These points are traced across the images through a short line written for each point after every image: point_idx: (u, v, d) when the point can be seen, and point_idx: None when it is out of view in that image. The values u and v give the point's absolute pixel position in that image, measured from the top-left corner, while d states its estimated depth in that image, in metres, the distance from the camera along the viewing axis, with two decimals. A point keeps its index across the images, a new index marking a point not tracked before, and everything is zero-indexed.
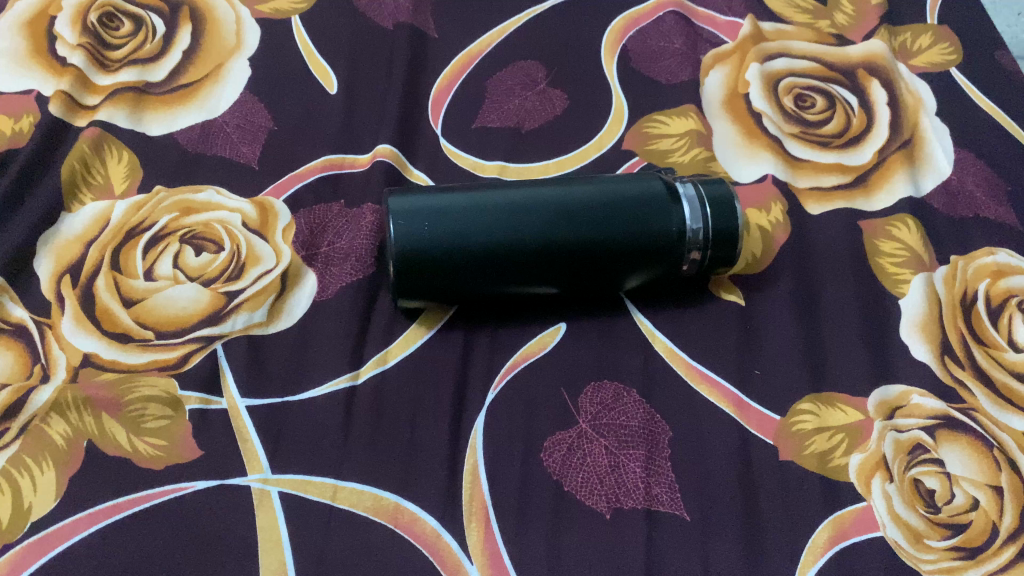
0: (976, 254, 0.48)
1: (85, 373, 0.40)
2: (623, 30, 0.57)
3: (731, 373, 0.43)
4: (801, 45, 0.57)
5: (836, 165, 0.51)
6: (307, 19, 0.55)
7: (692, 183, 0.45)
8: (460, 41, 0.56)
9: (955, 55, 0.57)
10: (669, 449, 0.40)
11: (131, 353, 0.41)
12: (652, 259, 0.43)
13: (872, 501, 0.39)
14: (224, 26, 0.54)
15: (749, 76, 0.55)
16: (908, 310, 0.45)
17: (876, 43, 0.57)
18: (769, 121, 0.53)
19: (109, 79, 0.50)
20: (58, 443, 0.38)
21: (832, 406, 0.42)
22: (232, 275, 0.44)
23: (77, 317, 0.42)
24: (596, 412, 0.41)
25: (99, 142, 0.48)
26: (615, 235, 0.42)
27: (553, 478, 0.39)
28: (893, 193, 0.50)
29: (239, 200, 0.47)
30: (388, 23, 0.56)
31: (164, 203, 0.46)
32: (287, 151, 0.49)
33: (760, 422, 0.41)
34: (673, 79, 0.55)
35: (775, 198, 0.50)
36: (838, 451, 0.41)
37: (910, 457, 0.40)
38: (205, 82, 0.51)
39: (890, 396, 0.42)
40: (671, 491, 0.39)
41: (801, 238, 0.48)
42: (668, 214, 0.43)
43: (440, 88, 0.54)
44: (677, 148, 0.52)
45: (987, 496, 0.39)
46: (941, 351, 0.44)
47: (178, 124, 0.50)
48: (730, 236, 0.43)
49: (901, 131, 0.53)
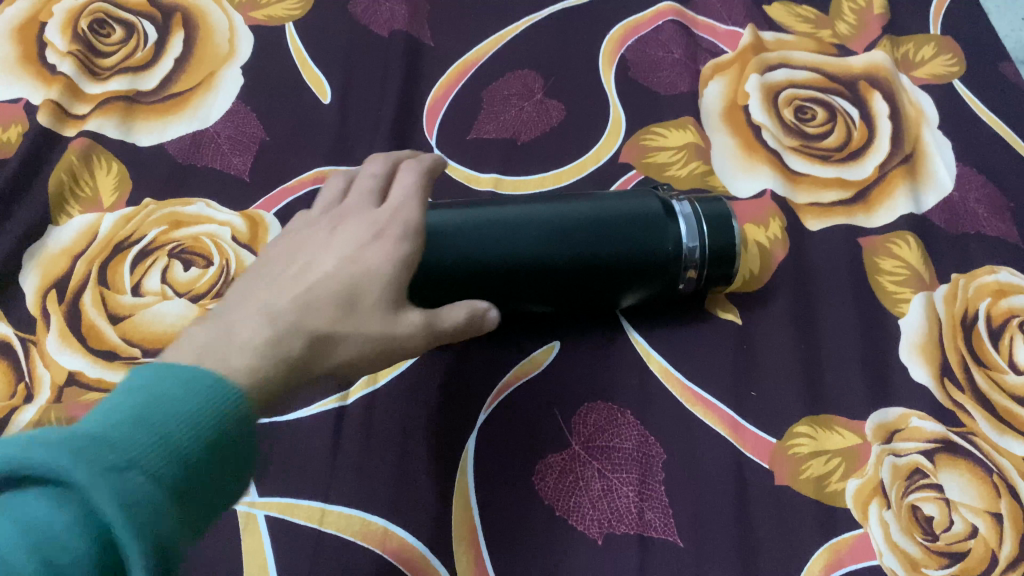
0: (977, 272, 0.47)
1: (69, 393, 0.40)
2: (621, 39, 0.56)
3: (728, 395, 0.42)
4: (802, 55, 0.56)
5: (836, 179, 0.50)
6: (301, 27, 0.55)
7: (689, 201, 0.44)
8: (456, 49, 0.55)
9: (957, 66, 0.56)
10: (663, 473, 0.40)
11: (117, 371, 0.40)
12: (648, 279, 0.42)
13: (868, 528, 0.39)
14: (217, 34, 0.53)
15: (749, 88, 0.54)
16: (908, 329, 0.45)
17: (878, 54, 0.56)
18: (768, 134, 0.52)
19: (98, 88, 0.50)
20: None
21: (829, 429, 0.41)
22: (221, 291, 0.43)
23: (63, 333, 0.41)
24: (590, 434, 0.41)
25: (88, 153, 0.48)
26: (612, 254, 0.41)
27: (545, 502, 0.39)
28: (894, 210, 0.49)
29: (229, 212, 0.46)
30: (383, 31, 0.55)
31: (153, 216, 0.45)
32: (279, 162, 0.49)
33: (756, 446, 0.41)
34: (672, 90, 0.54)
35: (773, 213, 0.49)
36: (835, 476, 0.40)
37: (908, 483, 0.40)
38: (196, 90, 0.51)
39: (888, 420, 0.42)
40: (665, 517, 0.38)
41: (798, 255, 0.47)
42: (665, 231, 0.42)
43: (435, 98, 0.53)
44: (674, 162, 0.51)
45: (987, 523, 0.39)
46: (941, 372, 0.43)
47: (169, 134, 0.49)
48: (727, 254, 0.43)
49: (903, 145, 0.52)
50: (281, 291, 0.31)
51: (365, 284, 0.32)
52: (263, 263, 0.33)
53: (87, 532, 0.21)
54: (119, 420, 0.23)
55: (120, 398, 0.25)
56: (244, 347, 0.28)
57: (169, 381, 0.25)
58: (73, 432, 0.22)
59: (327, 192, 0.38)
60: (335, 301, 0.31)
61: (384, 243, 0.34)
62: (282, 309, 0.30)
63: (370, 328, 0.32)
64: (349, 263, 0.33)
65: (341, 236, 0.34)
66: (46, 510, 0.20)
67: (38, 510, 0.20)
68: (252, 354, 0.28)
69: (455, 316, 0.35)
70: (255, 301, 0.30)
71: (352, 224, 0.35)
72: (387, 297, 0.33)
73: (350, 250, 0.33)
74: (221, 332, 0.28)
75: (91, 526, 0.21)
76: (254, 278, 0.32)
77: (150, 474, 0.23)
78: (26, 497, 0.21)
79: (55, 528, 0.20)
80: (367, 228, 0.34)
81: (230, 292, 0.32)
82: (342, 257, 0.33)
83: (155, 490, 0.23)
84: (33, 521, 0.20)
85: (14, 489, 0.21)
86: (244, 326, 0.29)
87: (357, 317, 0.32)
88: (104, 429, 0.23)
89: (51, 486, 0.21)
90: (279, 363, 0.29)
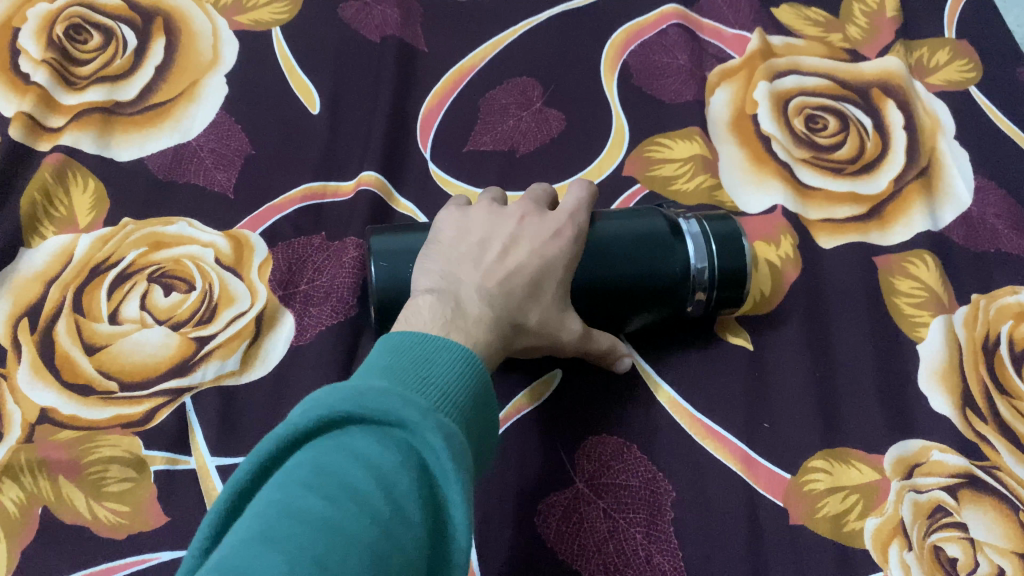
0: (998, 293, 0.45)
1: (40, 432, 0.37)
2: (624, 44, 0.54)
3: (739, 427, 0.40)
4: (813, 60, 0.54)
5: (850, 194, 0.48)
6: (288, 32, 0.52)
7: (697, 219, 0.41)
8: (451, 55, 0.52)
9: (974, 72, 0.54)
10: (672, 512, 0.38)
11: (93, 408, 0.38)
12: (655, 304, 0.40)
13: (889, 570, 0.37)
14: (200, 40, 0.50)
15: (757, 96, 0.52)
16: (926, 355, 0.42)
17: (891, 59, 0.54)
18: (778, 145, 0.50)
19: (74, 99, 0.47)
20: (11, 511, 0.35)
21: (845, 464, 0.39)
22: (203, 318, 0.41)
23: (35, 366, 0.39)
24: (595, 470, 0.38)
25: (63, 170, 0.45)
26: (617, 278, 0.39)
27: (549, 546, 0.36)
28: (910, 226, 0.47)
29: (212, 232, 0.44)
30: (375, 36, 0.52)
31: (132, 237, 0.43)
32: (265, 178, 0.46)
33: (769, 481, 0.39)
34: (677, 98, 0.52)
35: (784, 231, 0.47)
36: (852, 514, 0.38)
37: (930, 521, 0.38)
38: (178, 100, 0.48)
39: (908, 453, 0.40)
40: (675, 560, 0.36)
41: (811, 275, 0.45)
42: (671, 251, 0.40)
43: (429, 108, 0.50)
44: (680, 175, 0.49)
45: (1014, 564, 0.37)
46: (962, 402, 0.41)
47: (149, 148, 0.46)
48: (737, 275, 0.40)
49: (919, 156, 0.50)
50: (487, 271, 0.34)
51: (550, 275, 0.35)
52: (458, 243, 0.36)
53: (412, 466, 0.23)
54: (409, 379, 0.26)
55: (402, 362, 0.27)
56: (475, 321, 0.32)
57: (439, 354, 0.28)
58: (387, 386, 0.25)
59: (490, 193, 0.40)
60: (528, 290, 0.34)
61: (564, 241, 0.37)
62: (492, 291, 0.33)
63: (557, 316, 0.35)
64: (539, 255, 0.35)
65: (524, 230, 0.36)
66: (374, 446, 0.23)
67: (371, 448, 0.23)
68: (483, 328, 0.32)
69: (603, 342, 0.38)
70: (463, 279, 0.34)
71: (532, 220, 0.37)
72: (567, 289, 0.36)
73: (537, 243, 0.36)
74: (451, 304, 0.32)
75: (413, 461, 0.23)
76: (446, 255, 0.35)
77: (445, 419, 0.25)
78: (361, 438, 0.23)
79: (388, 459, 0.22)
80: (545, 228, 0.37)
81: (429, 265, 0.35)
82: (525, 244, 0.35)
83: (456, 435, 0.25)
84: (372, 457, 0.22)
85: (342, 434, 0.23)
86: (472, 304, 0.32)
87: (543, 305, 0.35)
88: (403, 385, 0.25)
89: (377, 431, 0.23)
90: (496, 338, 0.32)
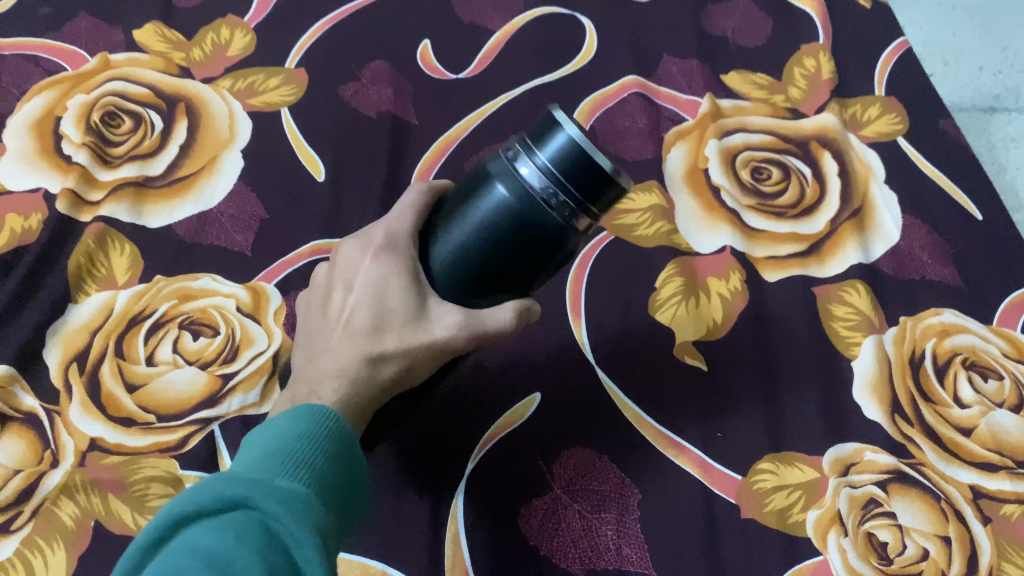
0: (923, 314, 0.51)
1: (91, 457, 0.43)
2: (590, 112, 0.61)
3: (697, 437, 0.46)
4: (758, 119, 0.61)
5: (791, 234, 0.55)
6: (295, 111, 0.59)
7: (520, 140, 0.37)
8: (439, 125, 0.60)
9: (902, 124, 0.61)
10: (638, 511, 0.43)
11: (135, 437, 0.44)
12: (525, 244, 0.36)
13: (828, 555, 0.42)
14: (218, 121, 0.58)
15: (708, 152, 0.59)
16: (859, 370, 0.49)
17: (827, 115, 0.61)
18: (727, 194, 0.56)
19: (110, 175, 0.54)
20: (67, 524, 0.41)
21: (790, 465, 0.45)
22: (227, 358, 0.47)
23: (84, 404, 0.45)
24: (570, 478, 0.44)
25: (103, 236, 0.52)
26: (473, 250, 0.37)
27: (530, 543, 0.42)
28: (845, 260, 0.54)
29: (233, 285, 0.50)
30: (371, 112, 0.60)
31: (164, 291, 0.49)
32: (278, 237, 0.53)
33: (723, 482, 0.44)
34: (637, 156, 0.59)
35: (733, 267, 0.53)
36: (796, 508, 0.43)
37: (864, 511, 0.43)
38: (200, 173, 0.55)
39: (844, 454, 0.45)
40: (641, 551, 0.42)
41: (757, 305, 0.51)
42: (504, 189, 0.36)
43: (421, 172, 0.57)
44: (642, 222, 0.55)
45: (937, 545, 0.43)
46: (892, 409, 0.47)
47: (176, 216, 0.53)
48: (572, 166, 0.35)
49: (852, 200, 0.56)
50: (332, 331, 0.38)
51: (387, 296, 0.38)
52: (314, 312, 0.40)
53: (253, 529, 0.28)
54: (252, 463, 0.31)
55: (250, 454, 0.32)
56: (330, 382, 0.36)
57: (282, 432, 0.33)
58: (229, 477, 0.30)
59: None
60: (369, 323, 0.37)
61: (387, 259, 0.39)
62: (339, 346, 0.37)
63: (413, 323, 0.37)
64: (370, 288, 0.38)
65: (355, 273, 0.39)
66: (216, 522, 0.27)
67: (212, 524, 0.27)
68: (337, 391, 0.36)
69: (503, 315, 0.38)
70: (322, 350, 0.38)
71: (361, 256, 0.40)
72: (414, 294, 0.38)
73: (365, 277, 0.39)
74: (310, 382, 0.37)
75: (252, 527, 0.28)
76: (308, 333, 0.39)
77: (283, 484, 0.30)
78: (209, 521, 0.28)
79: (228, 528, 0.27)
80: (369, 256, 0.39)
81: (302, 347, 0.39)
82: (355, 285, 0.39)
83: (295, 497, 0.30)
84: (214, 529, 0.27)
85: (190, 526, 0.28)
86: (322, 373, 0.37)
87: (396, 327, 0.37)
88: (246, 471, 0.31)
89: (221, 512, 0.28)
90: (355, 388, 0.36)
